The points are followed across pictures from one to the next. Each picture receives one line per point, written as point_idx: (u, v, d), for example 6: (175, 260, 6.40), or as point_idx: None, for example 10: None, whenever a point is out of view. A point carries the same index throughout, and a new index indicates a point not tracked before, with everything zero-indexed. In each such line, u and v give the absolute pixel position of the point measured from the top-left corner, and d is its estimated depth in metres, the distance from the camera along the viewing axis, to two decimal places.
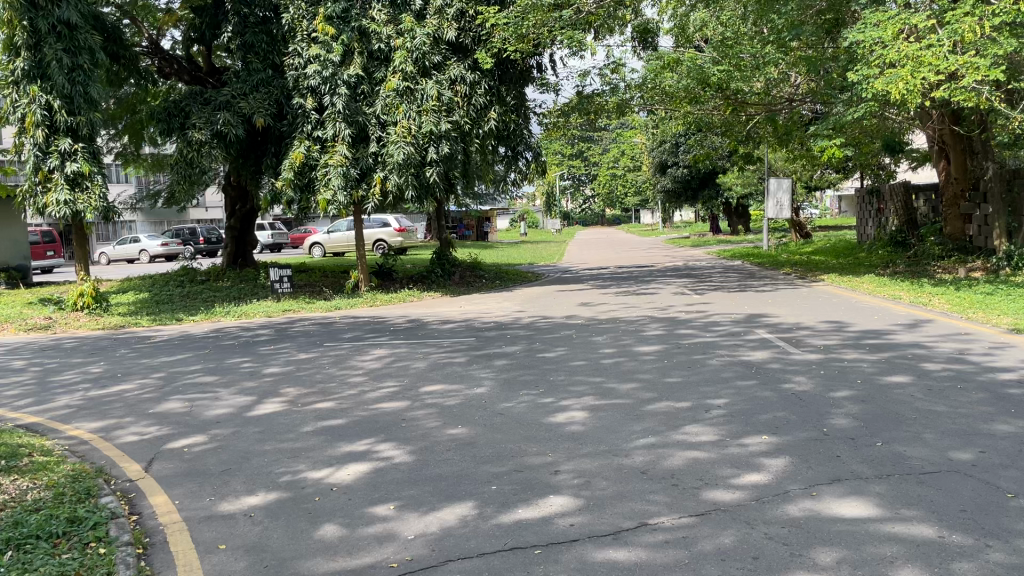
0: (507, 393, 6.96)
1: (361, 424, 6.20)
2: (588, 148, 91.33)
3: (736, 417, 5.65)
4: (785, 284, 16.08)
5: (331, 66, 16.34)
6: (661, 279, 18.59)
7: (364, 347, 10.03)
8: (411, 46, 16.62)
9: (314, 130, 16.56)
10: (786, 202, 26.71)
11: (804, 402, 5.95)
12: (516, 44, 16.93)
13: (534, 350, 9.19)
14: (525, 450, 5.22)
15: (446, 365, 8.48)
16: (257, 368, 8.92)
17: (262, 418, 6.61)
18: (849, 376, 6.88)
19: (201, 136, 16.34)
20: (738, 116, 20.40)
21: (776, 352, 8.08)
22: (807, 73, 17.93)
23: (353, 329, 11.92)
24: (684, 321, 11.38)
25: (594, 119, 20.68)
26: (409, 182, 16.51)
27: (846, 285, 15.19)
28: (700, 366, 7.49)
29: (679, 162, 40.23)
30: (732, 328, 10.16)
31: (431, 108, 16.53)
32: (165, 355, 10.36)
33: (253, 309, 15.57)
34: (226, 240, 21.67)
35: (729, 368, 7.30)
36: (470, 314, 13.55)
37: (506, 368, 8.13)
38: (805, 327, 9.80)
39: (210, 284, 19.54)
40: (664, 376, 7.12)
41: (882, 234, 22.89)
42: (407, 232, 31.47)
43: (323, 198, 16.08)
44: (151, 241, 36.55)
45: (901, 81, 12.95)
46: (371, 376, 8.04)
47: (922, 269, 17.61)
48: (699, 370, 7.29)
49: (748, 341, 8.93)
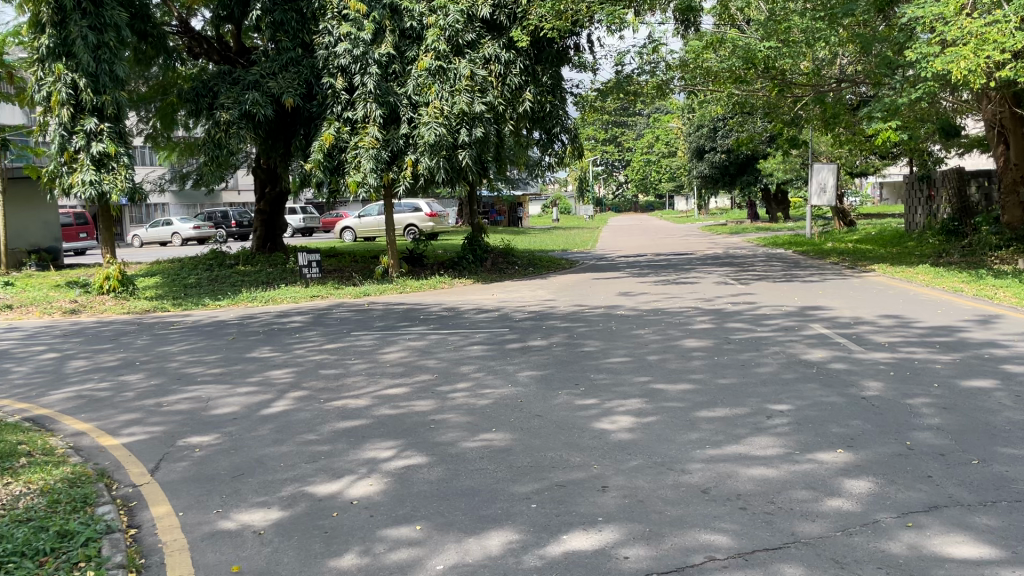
0: (544, 392, 6.43)
1: (388, 425, 5.72)
2: (623, 133, 90.13)
3: (804, 426, 5.06)
4: (833, 275, 15.30)
5: (363, 44, 15.84)
6: (701, 268, 17.89)
7: (393, 337, 9.58)
8: (444, 23, 16.15)
9: (344, 111, 16.07)
10: (830, 188, 25.77)
11: (878, 411, 5.34)
12: (553, 21, 16.30)
13: (573, 344, 8.64)
14: (567, 460, 4.68)
15: (478, 360, 7.97)
16: (279, 359, 8.49)
17: (281, 416, 6.15)
18: (923, 379, 6.25)
19: (229, 116, 15.96)
20: (783, 97, 19.53)
21: (836, 352, 7.45)
22: (858, 53, 17.00)
23: (382, 317, 11.49)
24: (730, 313, 10.74)
25: (632, 102, 19.94)
26: (441, 165, 16.00)
27: (901, 275, 14.39)
28: (757, 365, 6.89)
29: (716, 147, 39.24)
30: (784, 322, 9.52)
31: (464, 88, 15.99)
32: (185, 343, 9.99)
33: (280, 295, 15.16)
34: (255, 224, 21.33)
35: (788, 369, 6.69)
36: (503, 303, 13.03)
37: (542, 364, 7.59)
38: (865, 323, 9.12)
39: (238, 268, 19.21)
40: (717, 376, 6.54)
41: (933, 223, 21.92)
42: (439, 217, 31.03)
43: (353, 180, 15.64)
44: (184, 224, 36.52)
45: (963, 61, 12.02)
46: (398, 371, 7.54)
47: (978, 260, 16.66)
48: (755, 370, 6.70)
49: (803, 338, 8.29)
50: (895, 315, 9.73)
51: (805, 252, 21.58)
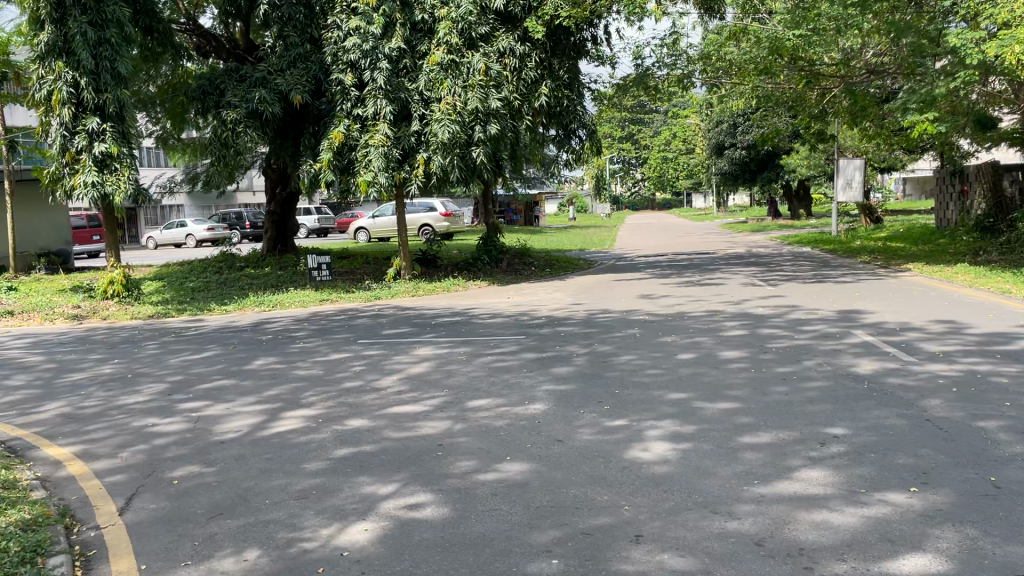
0: (565, 412, 5.81)
1: (391, 452, 5.11)
2: (640, 131, 89.24)
3: (865, 457, 4.41)
4: (867, 274, 14.54)
5: (372, 39, 15.25)
6: (726, 268, 17.18)
7: (403, 346, 9.00)
8: (456, 16, 15.48)
9: (354, 108, 15.51)
10: (856, 183, 24.93)
11: (949, 439, 4.67)
12: (569, 10, 15.63)
13: (595, 355, 8.00)
14: (593, 499, 4.05)
15: (494, 373, 7.36)
16: (280, 372, 7.89)
17: (275, 440, 5.59)
18: (993, 395, 5.58)
19: (236, 115, 15.46)
20: (810, 89, 18.76)
21: (887, 363, 6.79)
22: (891, 41, 16.21)
23: (393, 323, 10.93)
24: (763, 319, 10.09)
25: (652, 96, 19.25)
26: (455, 164, 15.41)
27: (940, 275, 13.66)
28: (802, 381, 6.22)
29: (736, 143, 38.43)
30: (823, 330, 8.84)
31: (478, 83, 15.33)
32: (184, 350, 9.42)
33: (288, 299, 14.59)
34: (266, 225, 20.86)
35: (839, 385, 6.02)
36: (521, 306, 12.44)
37: (563, 378, 6.96)
38: (913, 330, 8.45)
39: (247, 271, 18.71)
40: (759, 394, 5.90)
41: (968, 220, 21.07)
42: (454, 216, 30.52)
43: (363, 180, 15.07)
44: (198, 225, 36.18)
45: (1017, 44, 11.21)
46: (407, 387, 6.94)
47: (1018, 257, 15.82)
48: (800, 386, 6.05)
49: (847, 348, 7.63)
50: (943, 321, 9.02)
51: (832, 251, 20.80)
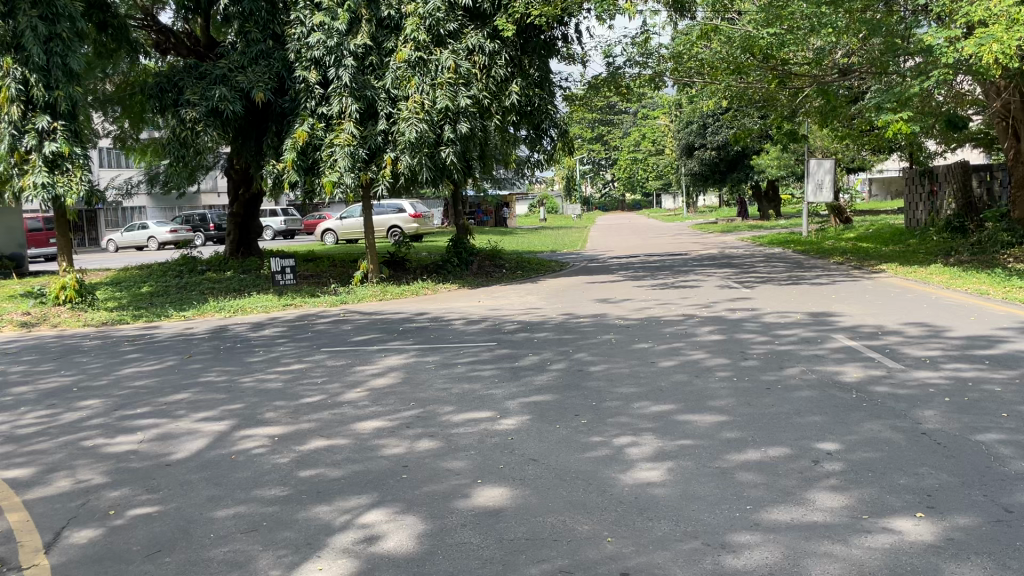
0: (540, 427, 5.45)
1: (352, 476, 4.70)
2: (609, 132, 89.32)
3: (863, 477, 4.10)
4: (842, 276, 14.37)
5: (336, 35, 14.81)
6: (700, 269, 16.97)
7: (368, 355, 8.59)
8: (423, 12, 15.05)
9: (318, 106, 15.02)
10: (827, 184, 24.94)
11: (949, 455, 4.39)
12: (540, 7, 15.23)
13: (569, 364, 7.64)
14: (574, 529, 3.69)
15: (463, 384, 6.98)
16: (236, 384, 7.43)
17: (227, 461, 5.16)
18: (986, 404, 5.34)
19: (195, 113, 14.88)
20: (782, 89, 18.60)
21: (873, 370, 6.53)
22: (863, 42, 16.09)
23: (359, 329, 10.51)
24: (741, 322, 9.83)
25: (624, 96, 19.00)
26: (423, 164, 15.01)
27: (915, 276, 13.52)
28: (787, 392, 5.92)
29: (706, 144, 38.43)
30: (803, 335, 8.59)
31: (446, 81, 14.94)
32: (136, 360, 8.91)
33: (250, 304, 14.09)
34: (229, 227, 20.28)
35: (826, 395, 5.73)
36: (492, 311, 12.08)
37: (537, 390, 6.60)
38: (894, 334, 8.22)
39: (208, 275, 18.13)
40: (744, 407, 5.59)
41: (937, 220, 21.09)
42: (424, 218, 30.10)
43: (328, 180, 14.58)
44: (160, 228, 35.36)
45: (996, 43, 11.03)
46: (371, 400, 6.53)
47: (990, 258, 15.76)
48: (786, 397, 5.74)
49: (829, 354, 7.37)
50: (925, 325, 8.79)
51: (804, 252, 20.72)
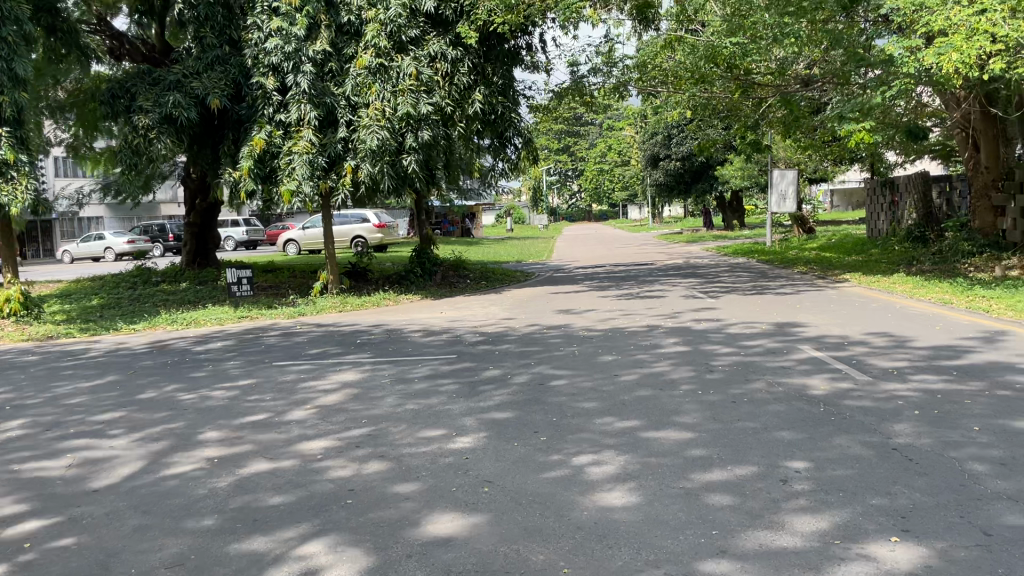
0: (497, 446, 5.18)
1: (294, 502, 4.39)
2: (576, 143, 89.62)
3: (834, 499, 3.89)
4: (807, 285, 14.33)
5: (295, 40, 14.49)
6: (665, 279, 16.85)
7: (322, 369, 8.26)
8: (384, 18, 14.76)
9: (276, 113, 14.65)
10: (791, 195, 25.07)
11: (921, 472, 4.20)
12: (503, 14, 15.01)
13: (530, 378, 7.40)
14: (530, 560, 3.43)
15: (420, 400, 6.70)
16: (179, 401, 7.07)
17: (161, 487, 4.81)
18: (955, 418, 5.19)
19: (147, 121, 14.41)
20: (746, 99, 18.61)
21: (840, 383, 6.37)
22: (826, 53, 16.14)
23: (316, 341, 10.17)
24: (706, 333, 9.67)
25: (588, 105, 18.88)
26: (385, 172, 14.65)
27: (878, 286, 13.51)
28: (753, 407, 5.73)
29: (671, 155, 38.59)
30: (768, 346, 8.44)
31: (408, 88, 14.67)
32: (77, 376, 8.47)
33: (204, 316, 13.65)
34: (185, 237, 19.74)
35: (793, 410, 5.54)
36: (453, 322, 11.81)
37: (496, 406, 6.34)
38: (860, 345, 8.11)
39: (163, 287, 17.60)
40: (710, 424, 5.38)
41: (899, 230, 21.25)
42: (388, 228, 29.73)
43: (286, 189, 14.19)
44: (117, 238, 34.52)
45: (955, 53, 11.03)
46: (321, 418, 6.20)
47: (952, 267, 15.85)
48: (752, 414, 5.54)
49: (795, 366, 7.21)
50: (890, 336, 8.68)
51: (768, 261, 20.75)
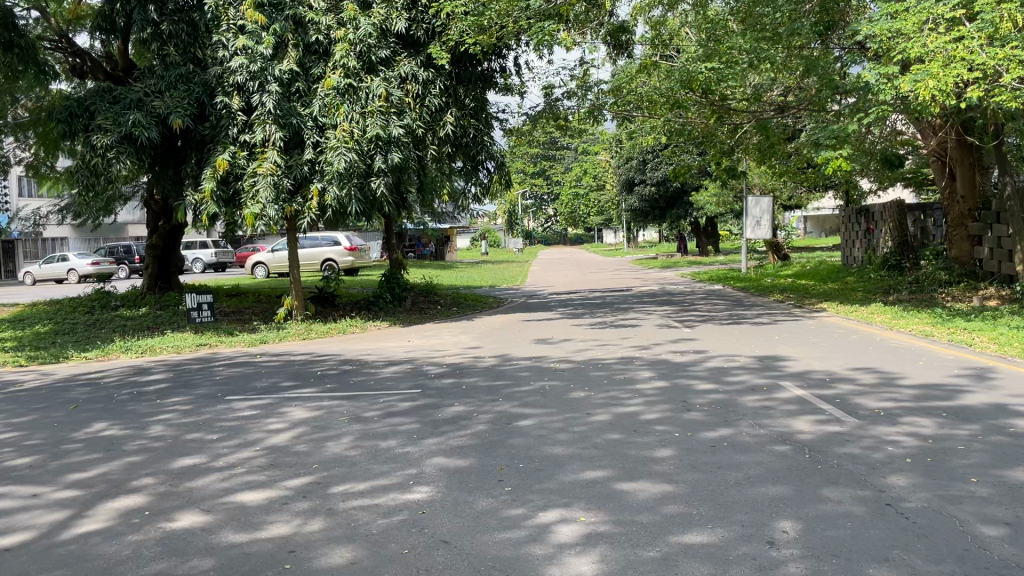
0: (457, 498, 4.73)
1: (226, 565, 3.91)
2: (552, 167, 89.79)
3: (828, 567, 3.49)
4: (783, 314, 14.07)
5: (261, 60, 14.06)
6: (640, 306, 16.53)
7: (276, 404, 7.76)
8: (354, 37, 14.39)
9: (241, 134, 14.16)
10: (766, 221, 24.96)
11: (920, 533, 3.84)
12: (475, 35, 14.60)
13: (498, 417, 6.97)
14: None
15: (377, 442, 6.23)
16: (117, 440, 6.52)
17: (78, 545, 4.29)
18: (951, 467, 4.83)
19: (105, 140, 13.81)
20: (722, 125, 18.43)
21: (825, 427, 6.02)
22: (802, 80, 16.00)
23: (274, 373, 9.65)
24: (682, 367, 9.31)
25: (562, 129, 18.60)
26: (352, 196, 14.14)
27: (857, 315, 13.26)
28: (735, 455, 5.34)
29: (646, 180, 38.50)
30: (748, 384, 8.09)
31: (377, 109, 14.28)
32: (11, 410, 7.88)
33: (160, 343, 13.04)
34: (147, 260, 19.07)
35: (778, 459, 5.16)
36: (421, 352, 11.34)
37: (460, 450, 5.90)
38: (844, 384, 7.78)
39: (121, 312, 16.93)
40: (688, 478, 4.98)
41: (874, 257, 21.17)
42: (360, 251, 29.23)
43: (250, 212, 13.64)
44: (81, 260, 33.63)
45: (932, 79, 10.79)
46: (269, 463, 5.72)
47: (929, 297, 15.69)
48: (735, 463, 5.15)
49: (778, 408, 6.85)
50: (873, 374, 8.37)
51: (744, 288, 20.53)
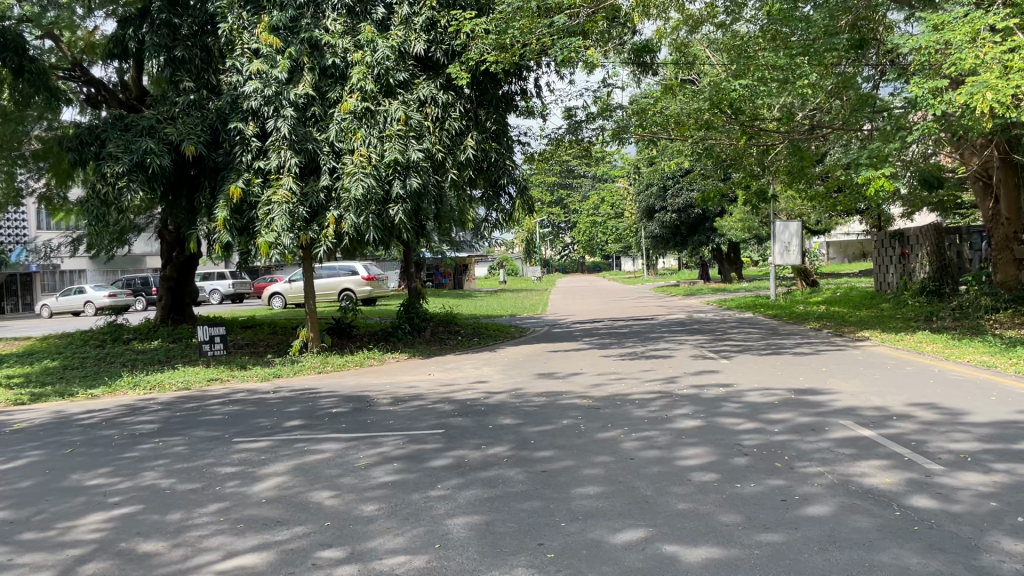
0: (493, 566, 4.10)
1: None
2: (569, 195, 89.44)
3: None
4: (824, 343, 13.31)
5: (276, 84, 13.61)
6: (669, 336, 15.84)
7: (285, 446, 7.15)
8: (371, 60, 13.91)
9: (255, 161, 13.69)
10: (795, 247, 24.24)
11: None
12: (496, 54, 14.02)
13: (528, 462, 6.32)
14: None
15: (394, 492, 5.61)
16: (109, 489, 5.91)
17: None
18: None
19: (116, 169, 13.29)
20: (752, 147, 17.81)
21: (902, 483, 5.36)
22: (838, 98, 15.37)
23: (283, 411, 9.03)
24: (725, 401, 8.64)
25: (585, 153, 18.04)
26: (370, 223, 13.59)
27: (905, 344, 12.52)
28: (806, 519, 4.68)
29: (667, 207, 37.88)
30: (801, 422, 7.41)
31: (396, 133, 13.74)
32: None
33: (170, 379, 12.46)
34: (160, 292, 18.58)
35: (860, 526, 4.51)
36: (440, 386, 10.72)
37: (490, 502, 5.27)
38: (910, 425, 7.10)
39: (133, 346, 16.42)
40: (760, 547, 4.28)
41: (911, 283, 20.40)
42: (377, 281, 28.73)
43: (264, 241, 13.09)
44: (98, 292, 33.33)
45: (990, 91, 10.11)
46: (274, 518, 5.09)
47: (975, 323, 14.94)
48: (808, 530, 4.49)
49: (840, 455, 6.18)
50: (932, 411, 7.63)
51: (777, 316, 19.78)
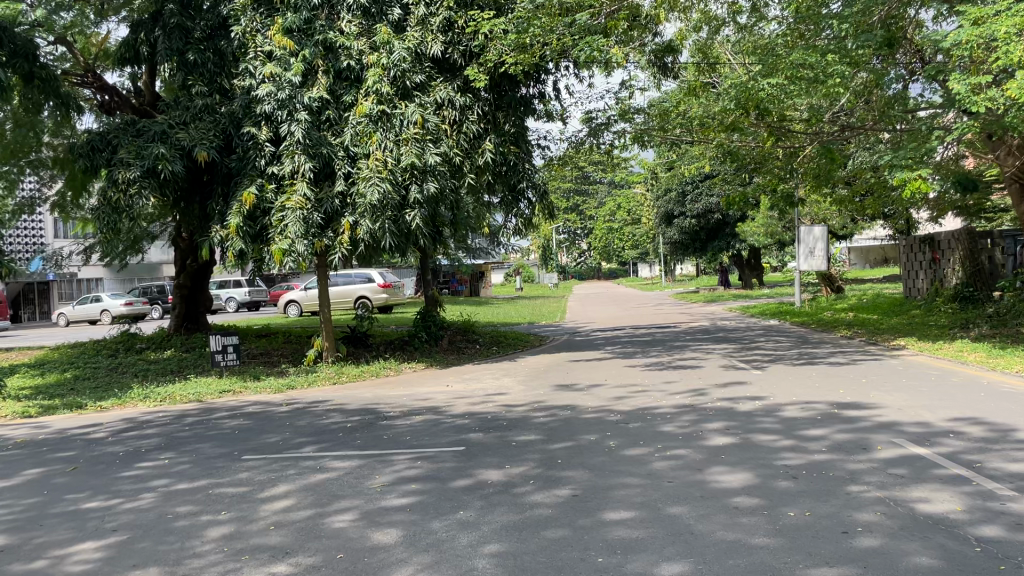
0: None
1: None
2: (585, 202, 88.90)
3: None
4: (859, 352, 12.74)
5: (289, 87, 13.25)
6: (695, 345, 15.32)
7: (295, 466, 6.72)
8: (387, 62, 13.55)
9: (269, 166, 13.34)
10: (820, 251, 23.61)
11: None
12: (516, 56, 13.63)
13: (556, 484, 5.84)
14: None
15: (410, 518, 5.16)
16: (106, 514, 5.50)
17: None
18: None
19: (128, 174, 12.93)
20: (778, 150, 17.26)
21: (969, 511, 4.84)
22: (869, 98, 14.81)
23: (294, 426, 8.62)
24: (760, 416, 8.13)
25: (606, 157, 17.56)
26: (386, 229, 13.19)
27: (945, 354, 11.93)
28: (869, 554, 4.19)
29: (686, 212, 37.23)
30: (845, 439, 6.89)
31: (412, 136, 13.35)
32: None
33: (181, 391, 12.09)
34: (174, 300, 18.33)
35: (931, 563, 4.01)
36: (458, 399, 10.28)
37: (515, 531, 4.81)
38: (966, 443, 6.56)
39: (145, 356, 16.09)
40: None
41: (943, 289, 19.75)
42: (393, 288, 28.37)
43: (278, 248, 12.71)
44: (114, 300, 33.18)
45: None
46: (278, 548, 4.65)
47: (1016, 331, 14.31)
48: (875, 567, 4.00)
49: (894, 477, 5.67)
50: (983, 428, 7.09)
51: (805, 323, 19.23)
